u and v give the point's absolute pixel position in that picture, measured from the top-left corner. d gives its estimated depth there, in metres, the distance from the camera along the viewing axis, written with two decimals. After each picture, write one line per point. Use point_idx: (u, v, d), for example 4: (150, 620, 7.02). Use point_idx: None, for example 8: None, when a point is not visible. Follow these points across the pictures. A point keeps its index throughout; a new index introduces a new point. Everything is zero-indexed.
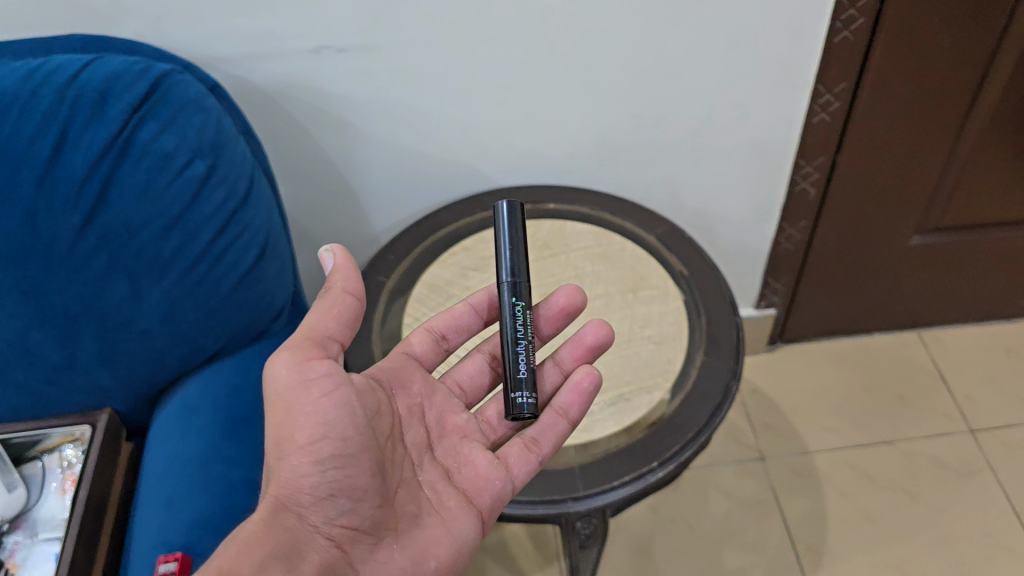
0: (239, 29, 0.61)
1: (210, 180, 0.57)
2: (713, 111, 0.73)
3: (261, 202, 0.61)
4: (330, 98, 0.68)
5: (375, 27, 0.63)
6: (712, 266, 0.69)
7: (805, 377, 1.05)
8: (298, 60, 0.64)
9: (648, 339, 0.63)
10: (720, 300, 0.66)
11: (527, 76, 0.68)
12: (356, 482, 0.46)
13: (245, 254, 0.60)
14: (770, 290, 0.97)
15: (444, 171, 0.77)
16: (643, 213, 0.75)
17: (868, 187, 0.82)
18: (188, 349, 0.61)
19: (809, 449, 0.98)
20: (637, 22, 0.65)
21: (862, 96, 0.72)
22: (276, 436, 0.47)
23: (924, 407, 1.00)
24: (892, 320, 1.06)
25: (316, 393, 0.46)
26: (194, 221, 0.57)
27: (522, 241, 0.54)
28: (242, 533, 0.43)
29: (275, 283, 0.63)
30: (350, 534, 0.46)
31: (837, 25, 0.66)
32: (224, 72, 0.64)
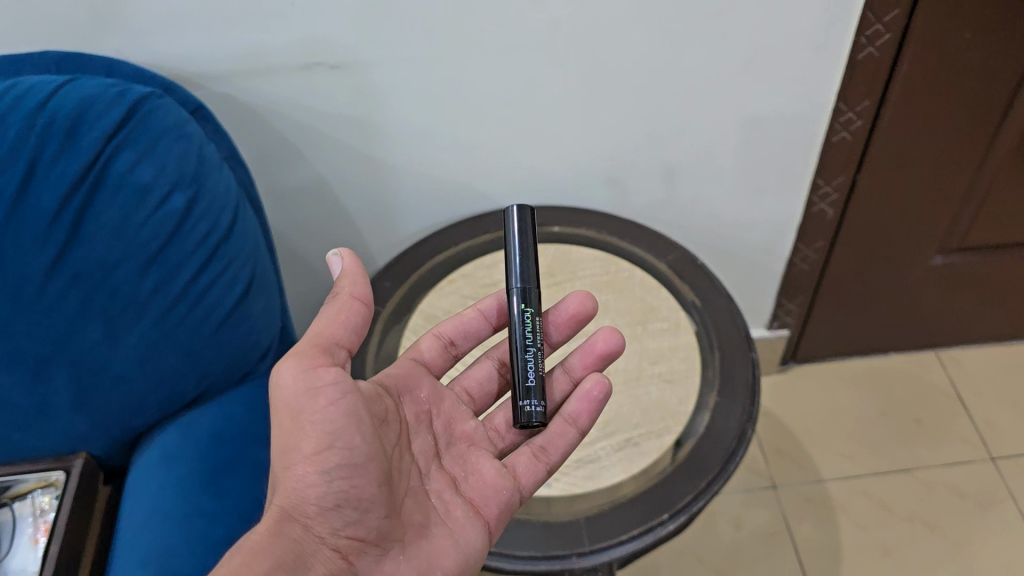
0: (228, 46, 0.59)
1: (191, 213, 0.55)
2: (724, 130, 0.72)
3: (246, 237, 0.60)
4: (324, 117, 0.66)
5: (369, 45, 0.61)
6: (726, 297, 0.68)
7: (819, 398, 1.03)
8: (288, 80, 0.63)
9: (659, 378, 0.62)
10: (735, 334, 0.65)
11: (532, 92, 0.67)
12: (362, 492, 0.46)
13: (229, 290, 0.58)
14: (784, 310, 0.96)
15: (447, 193, 0.76)
16: (654, 239, 0.74)
17: (889, 206, 0.81)
18: (168, 393, 0.58)
19: (823, 477, 0.95)
20: (646, 39, 0.63)
21: (885, 114, 0.71)
22: (281, 445, 0.47)
23: (943, 433, 0.98)
24: (909, 341, 1.03)
25: (322, 401, 0.46)
26: (173, 258, 0.55)
27: (532, 249, 0.54)
28: (247, 544, 0.43)
29: (260, 321, 0.62)
30: (356, 545, 0.46)
31: (862, 41, 0.64)
32: (213, 89, 0.63)
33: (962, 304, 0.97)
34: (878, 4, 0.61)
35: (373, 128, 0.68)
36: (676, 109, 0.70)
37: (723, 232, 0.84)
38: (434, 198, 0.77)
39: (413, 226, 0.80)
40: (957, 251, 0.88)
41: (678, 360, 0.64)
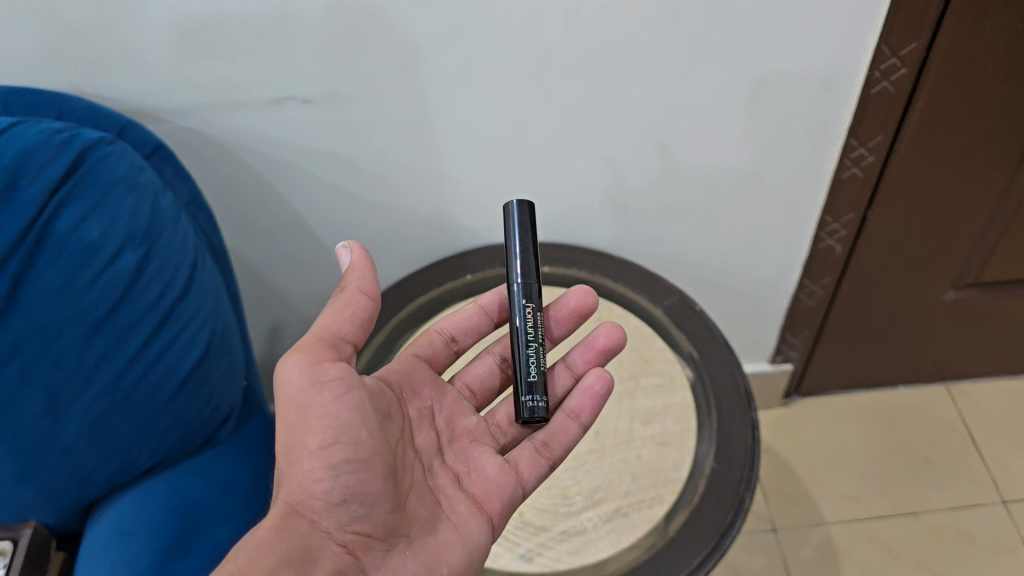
0: (189, 79, 0.60)
1: (143, 272, 0.53)
2: (722, 166, 0.72)
3: (203, 296, 0.58)
4: (298, 150, 0.67)
5: (338, 81, 0.61)
6: (726, 353, 0.68)
7: (824, 435, 1.02)
8: (262, 112, 0.63)
9: (650, 440, 0.62)
10: (735, 393, 0.65)
11: (520, 128, 0.67)
12: (368, 487, 0.49)
13: (186, 354, 0.56)
14: (788, 344, 0.95)
15: (437, 225, 0.76)
16: (652, 280, 0.74)
17: (898, 242, 0.81)
18: (118, 466, 0.53)
19: (825, 519, 0.93)
20: (631, 78, 0.63)
21: (898, 151, 0.71)
22: (289, 441, 0.50)
23: (952, 473, 0.97)
24: (917, 374, 1.03)
25: (327, 397, 0.50)
26: (123, 321, 0.52)
27: (532, 245, 0.57)
28: (254, 539, 0.46)
29: (218, 386, 0.59)
30: (362, 540, 0.49)
31: (876, 75, 0.64)
32: (176, 122, 0.63)
33: (971, 337, 0.96)
34: (894, 38, 0.62)
35: (345, 163, 0.69)
36: (668, 147, 0.70)
37: (724, 270, 0.85)
38: (435, 225, 0.76)
39: (414, 249, 0.79)
40: (971, 286, 0.88)
41: (671, 422, 0.64)
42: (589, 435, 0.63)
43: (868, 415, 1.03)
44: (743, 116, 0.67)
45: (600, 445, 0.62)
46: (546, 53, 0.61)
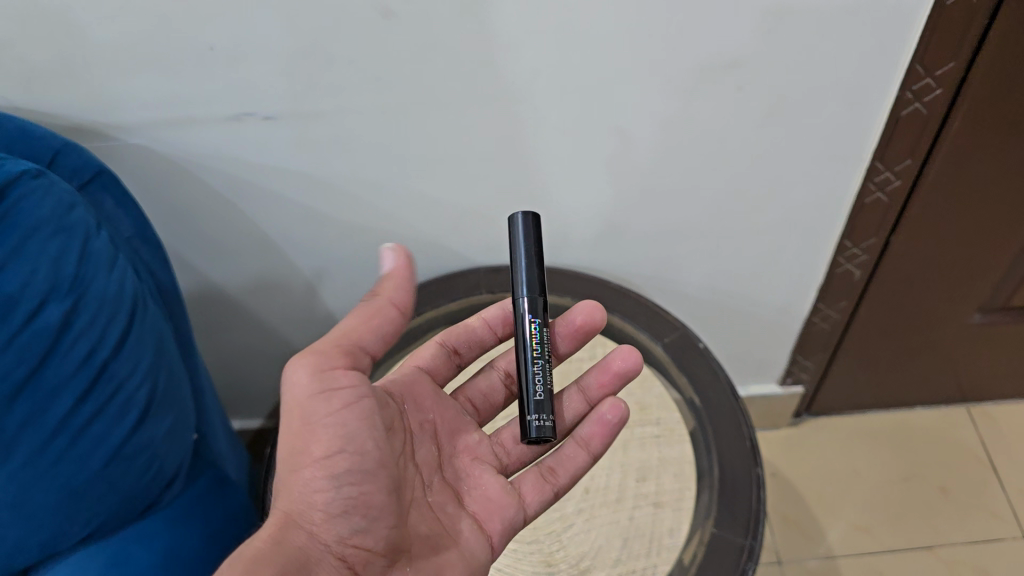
0: (140, 90, 0.56)
1: (69, 328, 0.46)
2: (729, 191, 0.68)
3: (142, 348, 0.51)
4: (256, 169, 0.63)
5: (305, 95, 0.58)
6: (731, 399, 0.64)
7: (835, 459, 0.98)
8: (223, 129, 0.59)
9: (644, 499, 0.58)
10: (739, 445, 0.61)
11: (505, 149, 0.63)
12: (371, 498, 0.47)
13: (122, 418, 0.49)
14: (798, 367, 0.91)
15: (424, 247, 0.73)
16: (652, 315, 0.69)
17: (923, 264, 0.77)
18: (48, 537, 0.47)
19: (833, 552, 0.90)
20: (621, 98, 0.60)
21: (929, 174, 0.67)
22: (292, 447, 0.48)
23: (971, 504, 0.93)
24: (935, 395, 0.99)
25: (336, 404, 0.48)
26: (47, 384, 0.45)
27: (537, 259, 0.54)
28: (248, 550, 0.42)
29: (163, 446, 0.52)
30: (363, 555, 0.46)
31: (907, 96, 0.60)
32: (126, 140, 0.60)
33: (993, 360, 0.93)
34: (930, 56, 0.57)
35: (316, 183, 0.65)
36: (669, 170, 0.66)
37: (738, 291, 0.80)
38: (433, 242, 0.72)
39: (413, 266, 0.75)
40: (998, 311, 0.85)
41: (669, 478, 0.60)
42: (578, 493, 0.59)
43: (886, 438, 0.99)
44: (754, 140, 0.64)
45: (589, 504, 0.59)
46: (534, 69, 0.57)
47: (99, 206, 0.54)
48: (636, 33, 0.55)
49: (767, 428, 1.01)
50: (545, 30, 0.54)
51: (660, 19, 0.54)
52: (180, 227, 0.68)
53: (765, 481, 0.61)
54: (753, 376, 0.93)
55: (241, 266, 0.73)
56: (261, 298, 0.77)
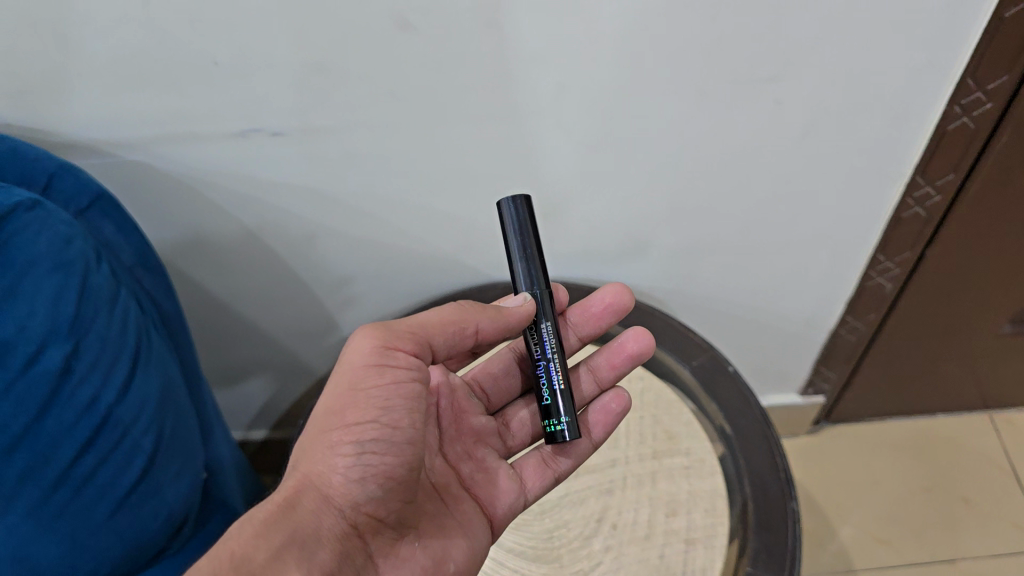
0: (140, 106, 0.52)
1: (70, 372, 0.43)
2: (761, 206, 0.65)
3: (146, 392, 0.47)
4: (262, 185, 0.59)
5: (316, 110, 0.54)
6: (763, 430, 0.62)
7: (854, 469, 0.96)
8: (227, 145, 0.56)
9: (676, 535, 0.56)
10: (772, 476, 0.59)
11: (529, 165, 0.60)
12: (391, 471, 0.47)
13: (128, 466, 0.46)
14: (821, 377, 0.88)
15: (440, 263, 0.70)
16: (681, 337, 0.68)
17: (957, 276, 0.74)
18: None
19: (854, 566, 0.88)
20: (654, 113, 0.56)
21: (971, 188, 0.63)
22: (328, 405, 0.47)
23: (995, 513, 0.90)
24: (957, 402, 0.96)
25: (387, 379, 0.48)
26: (47, 435, 0.42)
27: (535, 247, 0.52)
28: (258, 516, 0.43)
29: (172, 491, 0.49)
30: (373, 524, 0.47)
31: (956, 110, 0.57)
32: (124, 156, 0.56)
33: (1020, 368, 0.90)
34: (983, 69, 0.54)
35: (327, 199, 0.61)
36: (701, 187, 0.63)
37: (764, 305, 0.77)
38: (449, 258, 0.69)
39: (427, 282, 0.72)
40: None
41: (700, 513, 0.57)
42: (604, 528, 0.56)
43: (907, 447, 0.97)
44: (790, 156, 0.60)
45: (617, 541, 0.56)
46: (560, 83, 0.54)
47: (99, 232, 0.50)
48: (670, 47, 0.51)
49: (786, 436, 0.98)
50: (572, 44, 0.51)
51: (695, 31, 0.50)
52: (184, 244, 0.65)
53: (799, 514, 0.58)
54: (773, 387, 0.90)
55: (247, 283, 0.69)
56: (268, 313, 0.73)
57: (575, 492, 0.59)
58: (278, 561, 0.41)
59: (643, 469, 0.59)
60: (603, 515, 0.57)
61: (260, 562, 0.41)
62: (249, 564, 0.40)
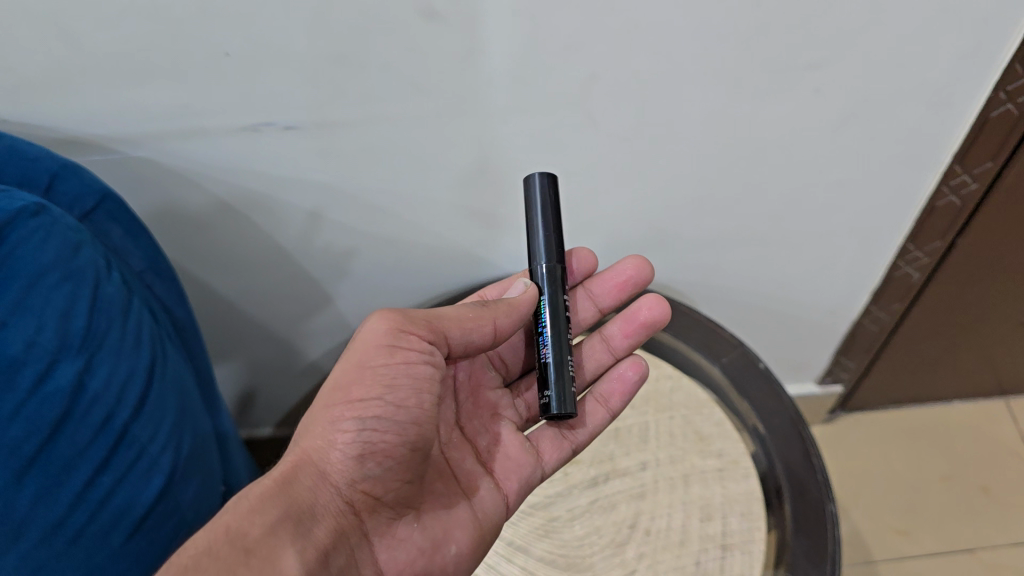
0: (145, 100, 0.49)
1: (83, 390, 0.40)
2: (790, 198, 0.63)
3: (163, 408, 0.45)
4: (273, 181, 0.57)
5: (332, 104, 0.51)
6: (797, 428, 0.61)
7: (870, 458, 0.95)
8: (237, 140, 0.53)
9: (713, 542, 0.54)
10: (810, 476, 0.58)
11: (554, 159, 0.57)
12: (391, 450, 0.46)
13: (145, 486, 0.43)
14: (840, 367, 0.86)
15: (458, 259, 0.67)
16: (708, 333, 0.66)
17: (985, 266, 0.72)
18: None
19: (873, 557, 0.87)
20: (688, 104, 0.54)
21: (1008, 176, 0.61)
22: (337, 382, 0.48)
23: (1013, 502, 0.90)
24: (973, 388, 0.95)
25: (395, 358, 0.47)
26: (61, 457, 0.39)
27: (555, 225, 0.52)
28: (255, 491, 0.44)
29: (191, 511, 0.47)
30: (370, 503, 0.47)
31: (1001, 97, 0.54)
32: (128, 153, 0.53)
33: None
34: None
35: (341, 194, 0.58)
36: (731, 179, 0.61)
37: (787, 296, 0.75)
38: (467, 253, 0.66)
39: (443, 278, 0.69)
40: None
41: (735, 517, 0.55)
42: (638, 534, 0.54)
43: (923, 435, 0.96)
44: (824, 146, 0.58)
45: (651, 548, 0.53)
46: (592, 74, 0.51)
47: (106, 236, 0.47)
48: (709, 35, 0.49)
49: None
50: (607, 33, 0.48)
51: (737, 17, 0.48)
52: (191, 242, 0.62)
53: (838, 518, 0.57)
54: (790, 377, 0.89)
55: (256, 281, 0.67)
56: (275, 312, 0.71)
57: (604, 498, 0.56)
58: (274, 537, 0.42)
59: (674, 472, 0.57)
60: (635, 521, 0.55)
61: (254, 535, 0.41)
62: (242, 539, 0.40)
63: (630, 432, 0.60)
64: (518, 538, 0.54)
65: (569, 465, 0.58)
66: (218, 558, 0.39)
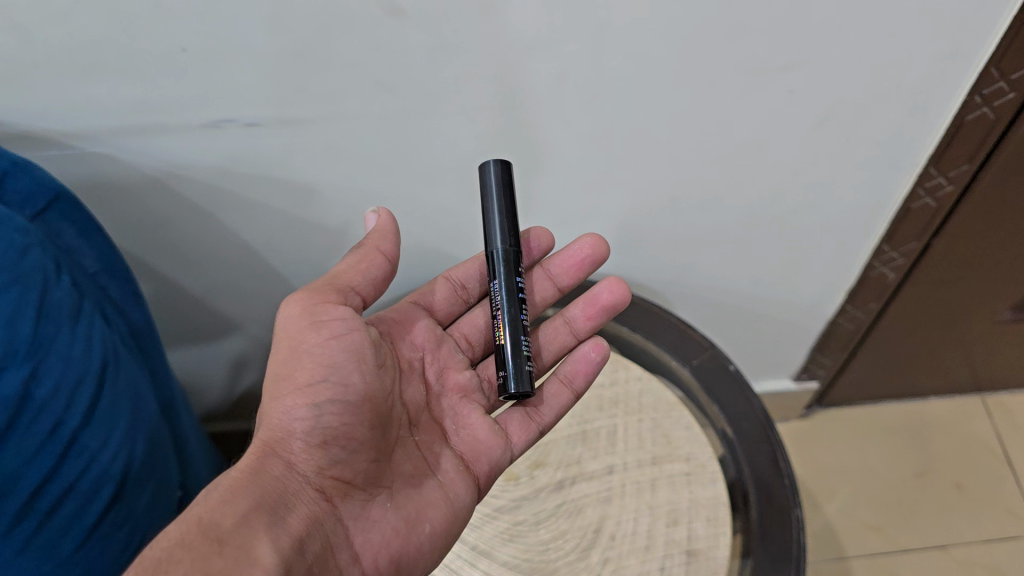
0: (101, 95, 0.48)
1: (31, 397, 0.39)
2: (764, 198, 0.62)
3: (115, 413, 0.44)
4: (235, 178, 0.55)
5: (294, 101, 0.50)
6: (765, 430, 0.60)
7: (846, 453, 0.95)
8: (197, 136, 0.51)
9: (678, 547, 0.53)
10: (776, 478, 0.58)
11: (524, 159, 0.56)
12: (352, 431, 0.46)
13: (96, 495, 0.42)
14: (815, 364, 0.86)
15: (427, 256, 0.66)
16: (679, 334, 0.66)
17: (961, 266, 0.71)
18: None
19: (846, 553, 0.87)
20: (660, 104, 0.53)
21: (983, 178, 0.60)
22: (276, 372, 0.47)
23: (986, 499, 0.90)
24: (949, 385, 0.95)
25: (325, 335, 0.47)
26: (9, 465, 0.38)
27: (510, 209, 0.51)
28: (224, 483, 0.43)
29: (144, 518, 0.46)
30: (341, 487, 0.46)
31: (976, 100, 0.53)
32: (85, 148, 0.51)
33: (1013, 354, 0.89)
34: (1010, 58, 0.50)
35: (306, 191, 0.57)
36: (703, 180, 0.60)
37: (762, 295, 0.75)
38: (437, 251, 0.66)
39: (415, 274, 0.69)
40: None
41: (701, 522, 0.54)
42: (603, 539, 0.54)
43: (899, 432, 0.96)
44: (798, 148, 0.57)
45: (616, 554, 0.53)
46: (561, 72, 0.50)
47: (59, 236, 0.46)
48: (681, 34, 0.48)
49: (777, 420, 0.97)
50: (576, 32, 0.47)
51: (708, 17, 0.47)
52: (154, 237, 0.60)
53: (803, 522, 0.56)
54: (766, 373, 0.89)
55: (222, 275, 0.65)
56: (244, 308, 0.70)
57: (571, 501, 0.56)
58: (248, 526, 0.41)
59: (641, 476, 0.57)
60: (600, 526, 0.54)
61: (228, 525, 0.40)
62: (218, 530, 0.39)
63: (598, 435, 0.60)
64: (482, 542, 0.54)
65: (536, 468, 0.58)
66: (192, 548, 0.37)
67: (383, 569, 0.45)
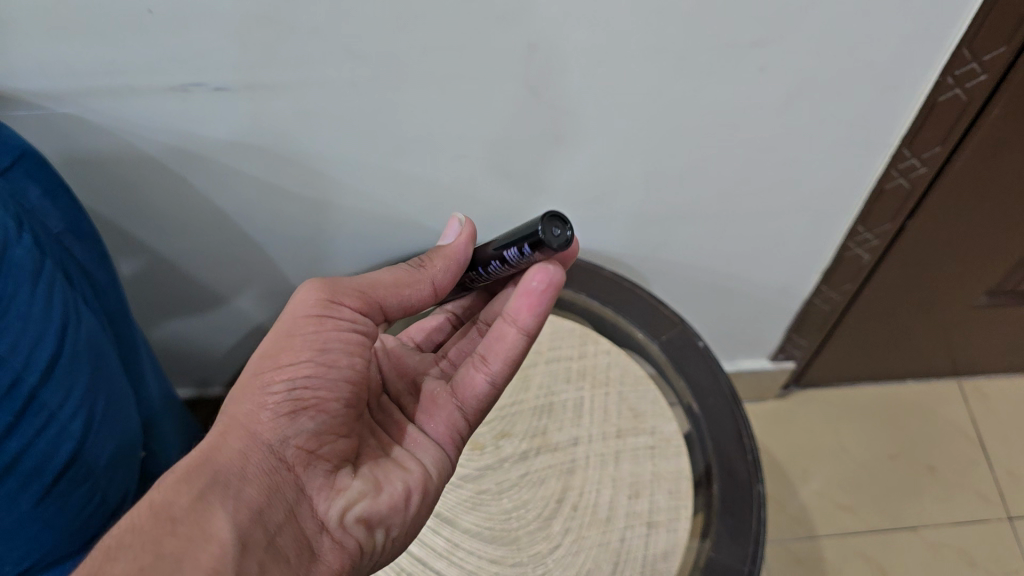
0: (68, 56, 0.47)
1: None
2: (737, 176, 0.62)
3: (77, 372, 0.44)
4: (204, 143, 0.55)
5: (263, 66, 0.50)
6: (732, 408, 0.61)
7: (822, 433, 0.96)
8: (167, 100, 0.51)
9: (638, 520, 0.54)
10: (740, 454, 0.58)
11: (495, 130, 0.56)
12: (323, 404, 0.44)
13: (57, 450, 0.42)
14: (792, 344, 0.87)
15: (401, 228, 0.67)
16: (652, 311, 0.66)
17: (937, 249, 0.71)
18: None
19: (817, 532, 0.88)
20: (631, 79, 0.53)
21: (958, 160, 0.61)
22: (261, 350, 0.45)
23: (957, 482, 0.91)
24: (926, 369, 0.96)
25: (326, 325, 0.45)
26: None
27: None
28: (182, 463, 0.40)
29: (104, 477, 0.46)
30: (304, 457, 0.43)
31: (948, 81, 0.53)
32: (55, 109, 0.51)
33: (989, 339, 0.90)
34: (980, 39, 0.50)
35: (277, 158, 0.57)
36: (676, 156, 0.60)
37: (736, 274, 0.75)
38: (410, 221, 0.66)
39: (389, 245, 0.69)
40: (1006, 293, 0.80)
41: (663, 494, 0.55)
42: (565, 510, 0.54)
43: (875, 415, 0.97)
44: (770, 125, 0.57)
45: (576, 524, 0.53)
46: (530, 44, 0.49)
47: (23, 196, 0.46)
48: (650, 9, 0.48)
49: (754, 400, 0.98)
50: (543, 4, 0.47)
51: None
52: (127, 201, 0.60)
53: (765, 498, 0.57)
54: (742, 352, 0.89)
55: (198, 241, 0.66)
56: (220, 273, 0.70)
57: (535, 472, 0.56)
58: (203, 503, 0.38)
59: (606, 448, 0.58)
60: (564, 496, 0.55)
61: (184, 503, 0.38)
62: (171, 510, 0.37)
63: (566, 407, 0.60)
64: (446, 510, 0.54)
65: (502, 438, 0.58)
66: (143, 530, 0.36)
67: (353, 532, 0.44)
